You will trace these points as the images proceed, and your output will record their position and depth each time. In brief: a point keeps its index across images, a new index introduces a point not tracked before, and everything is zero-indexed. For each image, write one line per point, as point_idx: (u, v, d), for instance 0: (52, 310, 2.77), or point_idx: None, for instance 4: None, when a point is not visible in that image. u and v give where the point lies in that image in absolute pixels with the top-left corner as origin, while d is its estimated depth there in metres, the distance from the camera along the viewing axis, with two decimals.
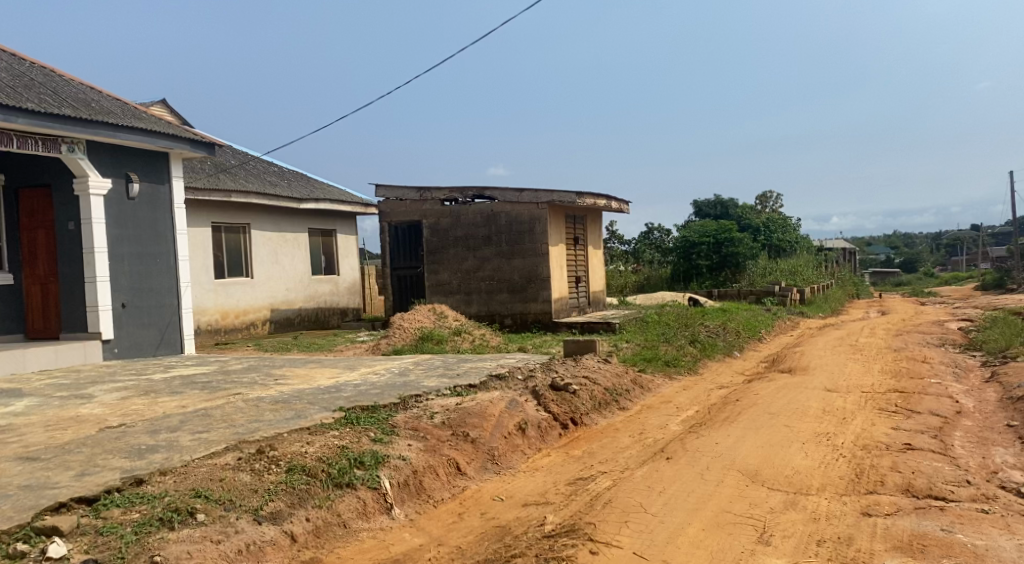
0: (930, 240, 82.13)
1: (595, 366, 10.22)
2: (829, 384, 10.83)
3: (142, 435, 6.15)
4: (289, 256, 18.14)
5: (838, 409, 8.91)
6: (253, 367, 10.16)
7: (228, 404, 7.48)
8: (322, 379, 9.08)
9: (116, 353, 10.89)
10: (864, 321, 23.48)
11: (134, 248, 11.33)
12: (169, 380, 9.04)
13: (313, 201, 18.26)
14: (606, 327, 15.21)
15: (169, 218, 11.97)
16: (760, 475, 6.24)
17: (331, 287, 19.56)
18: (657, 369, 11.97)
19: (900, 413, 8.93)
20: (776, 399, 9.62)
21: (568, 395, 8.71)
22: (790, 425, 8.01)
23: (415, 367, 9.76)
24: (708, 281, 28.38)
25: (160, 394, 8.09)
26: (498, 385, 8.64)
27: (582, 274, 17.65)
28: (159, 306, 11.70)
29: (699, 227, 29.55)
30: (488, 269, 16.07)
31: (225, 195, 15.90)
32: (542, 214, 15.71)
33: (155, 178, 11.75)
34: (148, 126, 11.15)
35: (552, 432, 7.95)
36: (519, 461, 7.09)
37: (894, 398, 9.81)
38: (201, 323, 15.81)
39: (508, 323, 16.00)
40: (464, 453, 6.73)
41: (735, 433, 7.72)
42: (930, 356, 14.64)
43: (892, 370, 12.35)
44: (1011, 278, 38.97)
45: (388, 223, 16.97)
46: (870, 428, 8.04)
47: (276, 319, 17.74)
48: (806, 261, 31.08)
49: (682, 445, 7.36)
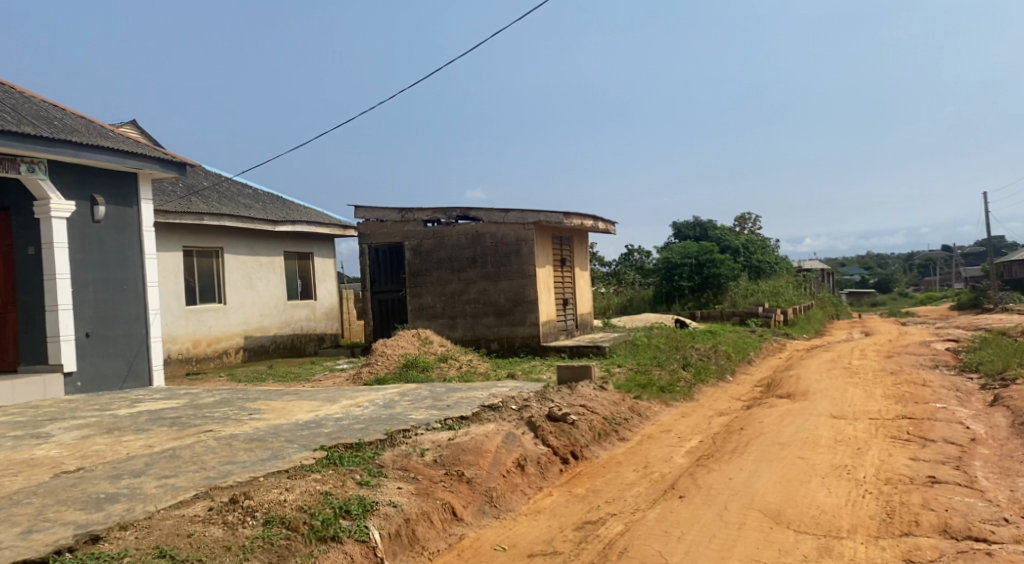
0: (903, 260, 82.79)
1: (591, 394, 9.69)
2: (834, 410, 10.34)
3: (101, 482, 5.51)
4: (263, 280, 17.48)
5: (850, 439, 8.43)
6: (227, 400, 9.49)
7: (200, 442, 6.84)
8: (300, 413, 8.45)
9: (79, 387, 10.19)
10: (850, 342, 23.12)
11: (99, 274, 10.66)
12: (136, 415, 8.37)
13: (289, 223, 17.64)
14: (596, 351, 14.72)
15: (138, 241, 11.33)
16: (784, 517, 5.73)
17: (308, 312, 18.90)
18: (652, 395, 11.44)
19: (914, 441, 8.47)
20: (783, 427, 9.13)
21: (567, 426, 8.16)
22: (804, 457, 7.51)
23: (400, 397, 9.15)
24: (691, 303, 27.96)
25: (124, 432, 7.43)
26: (491, 416, 8.07)
27: (569, 296, 17.17)
28: (127, 336, 11.00)
29: (680, 247, 29.12)
30: (473, 292, 15.53)
31: (198, 217, 15.27)
32: (528, 235, 15.25)
33: (123, 200, 11.11)
34: (114, 145, 10.54)
35: (553, 468, 7.39)
36: (520, 503, 6.52)
37: (905, 425, 9.34)
38: (172, 351, 15.11)
39: (494, 348, 15.43)
40: (459, 495, 6.16)
41: (748, 467, 7.20)
42: (927, 378, 14.23)
43: (894, 394, 11.91)
44: (988, 298, 39.00)
45: (369, 245, 16.44)
46: (888, 459, 7.57)
47: (250, 346, 17.04)
48: (787, 281, 30.80)
49: (693, 481, 6.83)
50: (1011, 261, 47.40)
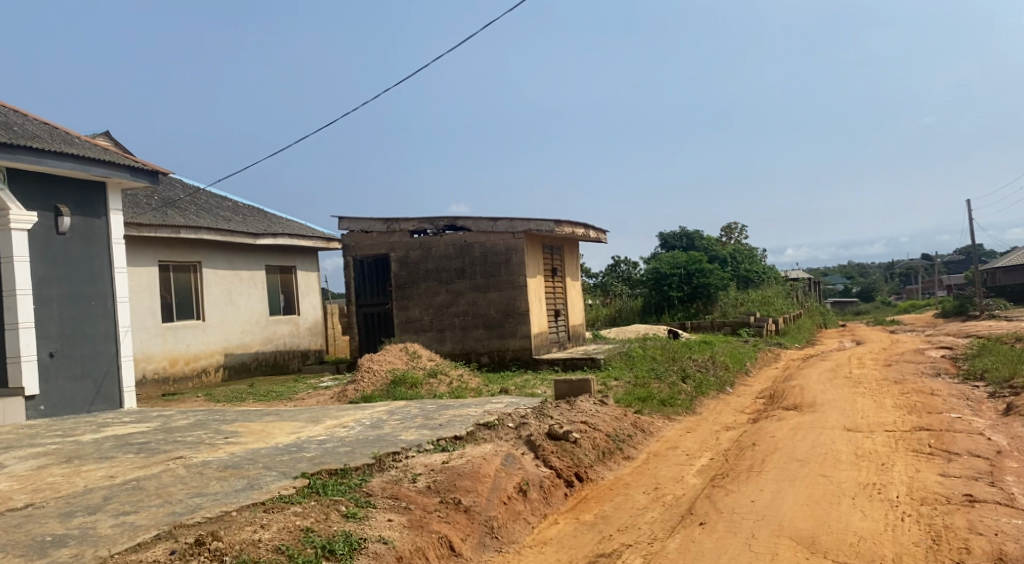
0: (885, 269, 83.00)
1: (592, 410, 9.09)
2: (847, 423, 9.77)
3: (50, 521, 4.85)
4: (244, 294, 16.79)
5: (871, 454, 7.87)
6: (201, 422, 8.81)
7: (168, 471, 6.18)
8: (280, 436, 7.79)
9: (42, 411, 9.48)
10: (844, 351, 22.61)
11: (64, 290, 9.97)
12: (100, 442, 7.68)
13: (270, 236, 16.97)
14: (590, 364, 14.12)
15: (107, 254, 10.64)
16: (819, 545, 5.17)
17: (291, 328, 18.21)
18: (654, 409, 10.85)
19: (939, 455, 7.91)
20: (798, 442, 8.57)
21: (569, 446, 7.57)
22: (828, 475, 6.95)
23: (389, 417, 8.50)
24: (681, 313, 27.31)
25: (86, 461, 6.76)
26: (487, 436, 7.47)
27: (560, 307, 16.57)
28: (95, 356, 10.30)
29: (669, 258, 28.57)
30: (462, 304, 14.93)
31: (174, 230, 14.60)
32: (518, 245, 14.67)
33: (91, 211, 10.43)
34: (79, 152, 9.88)
35: (557, 491, 6.78)
36: (524, 533, 5.94)
37: (926, 438, 8.78)
38: (146, 371, 14.41)
39: (484, 362, 14.82)
40: (457, 526, 5.56)
41: (769, 487, 6.63)
42: (934, 387, 13.68)
43: (905, 405, 11.36)
44: (973, 305, 38.65)
45: (353, 257, 15.84)
46: (916, 475, 7.02)
47: (230, 364, 16.33)
48: (776, 291, 30.32)
49: (711, 505, 6.25)
50: (996, 268, 47.16)
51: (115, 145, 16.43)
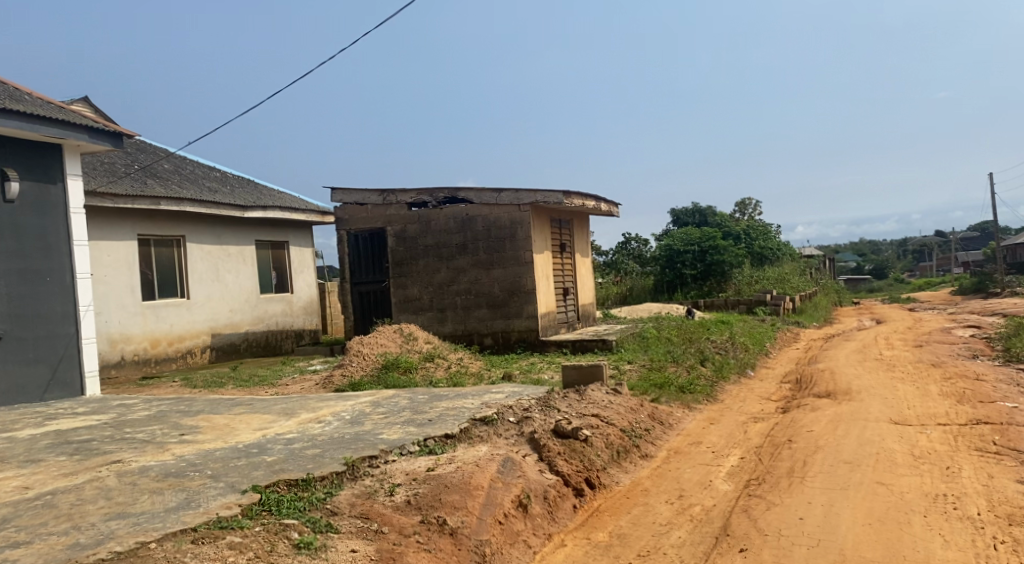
0: (897, 246, 81.19)
1: (605, 400, 7.98)
2: (894, 415, 8.61)
3: None
4: (232, 271, 15.72)
5: (931, 456, 6.75)
6: (160, 416, 7.74)
7: (94, 482, 5.11)
8: (244, 434, 6.71)
9: None
10: (867, 331, 21.38)
11: (13, 264, 8.91)
12: (34, 441, 6.62)
13: (259, 209, 15.84)
14: (601, 346, 13.02)
15: (65, 225, 9.56)
16: None
17: (284, 307, 17.17)
18: (672, 398, 9.73)
19: (1011, 456, 6.78)
20: (844, 439, 7.44)
21: (579, 446, 6.47)
22: (886, 482, 5.88)
23: (373, 410, 7.41)
24: (694, 291, 26.15)
25: (6, 466, 5.71)
26: (484, 434, 6.39)
27: (569, 285, 15.46)
28: (50, 337, 9.27)
29: (682, 234, 27.32)
30: (464, 281, 13.84)
31: (154, 201, 13.51)
32: (523, 218, 13.52)
33: (44, 176, 9.34)
34: (23, 110, 8.74)
35: (565, 503, 5.71)
36: (524, 560, 4.90)
37: (989, 433, 7.63)
38: (124, 353, 13.41)
39: (488, 344, 13.74)
40: (439, 556, 4.54)
41: (819, 499, 5.53)
42: (977, 371, 12.50)
43: (953, 392, 10.20)
44: (994, 282, 37.29)
45: (347, 232, 14.74)
46: (993, 482, 5.91)
47: (218, 345, 15.33)
48: (792, 269, 28.90)
49: (753, 523, 5.17)
50: (1016, 244, 45.60)
51: (93, 110, 15.32)
